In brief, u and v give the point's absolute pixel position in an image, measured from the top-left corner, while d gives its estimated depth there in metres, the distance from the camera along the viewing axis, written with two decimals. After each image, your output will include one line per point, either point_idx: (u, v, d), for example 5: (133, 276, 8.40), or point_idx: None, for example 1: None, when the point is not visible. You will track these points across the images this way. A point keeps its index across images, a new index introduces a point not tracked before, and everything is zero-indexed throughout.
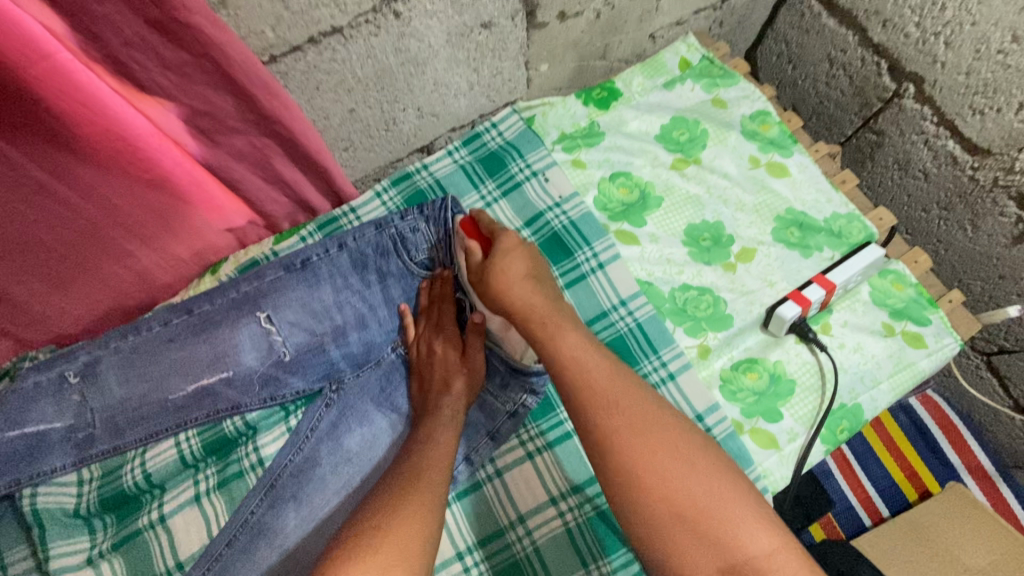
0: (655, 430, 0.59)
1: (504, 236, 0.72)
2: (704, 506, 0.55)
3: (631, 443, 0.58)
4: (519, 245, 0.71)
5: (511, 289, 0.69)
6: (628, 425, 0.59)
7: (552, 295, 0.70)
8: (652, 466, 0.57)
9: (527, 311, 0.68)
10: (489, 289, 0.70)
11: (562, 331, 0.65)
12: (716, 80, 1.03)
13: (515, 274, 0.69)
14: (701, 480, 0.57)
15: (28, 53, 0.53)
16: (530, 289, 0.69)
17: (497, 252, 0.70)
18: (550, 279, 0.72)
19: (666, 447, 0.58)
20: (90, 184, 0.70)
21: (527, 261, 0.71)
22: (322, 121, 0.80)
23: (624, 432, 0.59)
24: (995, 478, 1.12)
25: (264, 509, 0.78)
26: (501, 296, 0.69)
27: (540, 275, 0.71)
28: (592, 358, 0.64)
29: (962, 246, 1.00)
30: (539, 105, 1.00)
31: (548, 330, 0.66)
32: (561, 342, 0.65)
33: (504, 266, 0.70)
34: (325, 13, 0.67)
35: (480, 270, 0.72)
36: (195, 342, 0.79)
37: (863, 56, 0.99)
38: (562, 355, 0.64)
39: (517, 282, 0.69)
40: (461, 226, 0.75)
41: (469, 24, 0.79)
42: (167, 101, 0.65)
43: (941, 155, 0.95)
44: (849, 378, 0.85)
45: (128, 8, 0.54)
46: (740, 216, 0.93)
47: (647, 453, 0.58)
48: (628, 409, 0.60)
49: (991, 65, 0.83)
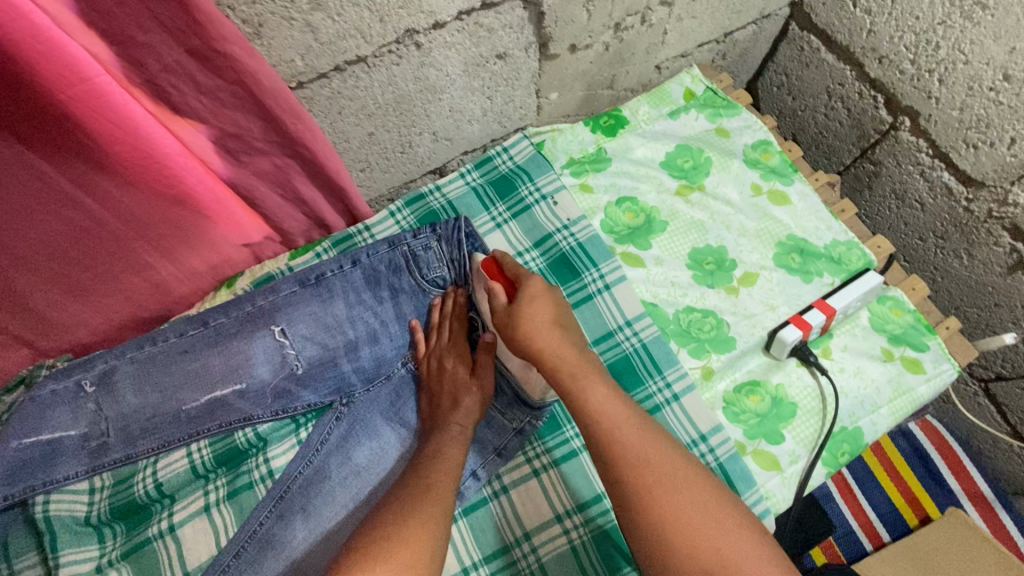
0: (682, 487, 0.61)
1: (530, 282, 0.74)
2: (732, 564, 0.57)
3: (660, 499, 0.60)
4: (545, 292, 0.74)
5: (538, 336, 0.71)
6: (657, 482, 0.61)
7: (578, 344, 0.72)
8: (674, 514, 0.59)
9: (553, 360, 0.69)
10: (516, 333, 0.72)
11: (588, 381, 0.68)
12: (719, 110, 1.07)
13: (542, 321, 0.71)
14: (728, 537, 0.58)
15: (70, 76, 0.56)
16: (557, 337, 0.71)
17: (524, 298, 0.73)
18: (573, 326, 0.75)
19: (694, 503, 0.60)
20: (117, 198, 0.72)
21: (552, 307, 0.73)
22: (342, 144, 0.84)
23: (653, 487, 0.61)
24: (994, 505, 1.13)
25: (273, 520, 0.79)
26: (527, 341, 0.71)
27: (566, 323, 0.73)
28: (619, 411, 0.66)
29: (960, 275, 1.03)
30: (548, 131, 1.03)
31: (575, 379, 0.68)
32: (590, 394, 0.67)
33: (530, 312, 0.72)
34: (351, 44, 0.70)
35: (506, 314, 0.73)
36: (210, 354, 0.81)
37: (860, 90, 1.03)
38: (590, 405, 0.66)
39: (542, 330, 0.71)
40: (485, 269, 0.79)
41: (484, 55, 0.83)
42: (199, 123, 0.68)
43: (936, 186, 0.99)
44: (850, 402, 0.86)
45: (170, 38, 0.58)
46: (742, 241, 0.96)
47: (675, 508, 0.60)
48: (657, 465, 0.62)
49: (984, 101, 0.86)
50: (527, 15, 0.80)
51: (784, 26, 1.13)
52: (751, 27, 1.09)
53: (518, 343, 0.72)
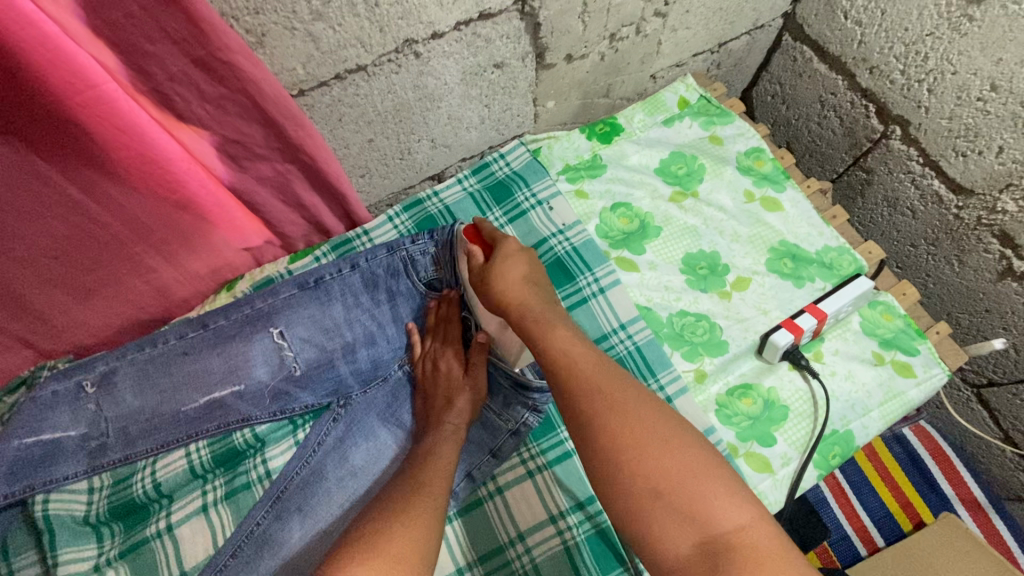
0: (641, 419, 0.62)
1: (504, 241, 0.77)
2: (678, 480, 0.58)
3: (610, 423, 0.62)
4: (518, 252, 0.76)
5: (507, 289, 0.73)
6: (609, 408, 0.63)
7: (546, 297, 0.74)
8: (631, 445, 0.60)
9: (521, 310, 0.72)
10: (486, 286, 0.74)
11: (551, 327, 0.70)
12: (713, 118, 1.08)
13: (512, 275, 0.74)
14: (676, 456, 0.59)
15: (78, 83, 0.58)
16: (525, 290, 0.73)
17: (497, 256, 0.75)
18: (546, 285, 0.77)
19: (643, 426, 0.61)
20: (120, 202, 0.74)
21: (524, 265, 0.75)
22: (342, 150, 0.86)
23: (612, 421, 0.62)
24: (988, 510, 1.13)
25: (270, 520, 0.80)
26: (497, 294, 0.73)
27: (536, 279, 0.75)
28: (578, 349, 0.68)
29: (951, 282, 1.05)
30: (545, 139, 1.06)
31: (539, 326, 0.70)
32: (551, 335, 0.69)
33: (502, 268, 0.74)
34: (352, 53, 0.72)
35: (480, 272, 0.76)
36: (209, 355, 0.82)
37: (852, 99, 1.05)
38: (551, 347, 0.68)
39: (513, 284, 0.73)
40: (463, 232, 0.80)
41: (482, 64, 0.84)
42: (202, 129, 0.70)
43: (927, 193, 1.00)
44: (841, 405, 0.87)
45: (176, 48, 0.59)
46: (735, 247, 0.98)
47: (625, 431, 0.61)
48: (610, 393, 0.64)
49: (971, 111, 0.88)
50: (524, 26, 0.82)
51: (777, 37, 1.15)
52: (744, 37, 1.11)
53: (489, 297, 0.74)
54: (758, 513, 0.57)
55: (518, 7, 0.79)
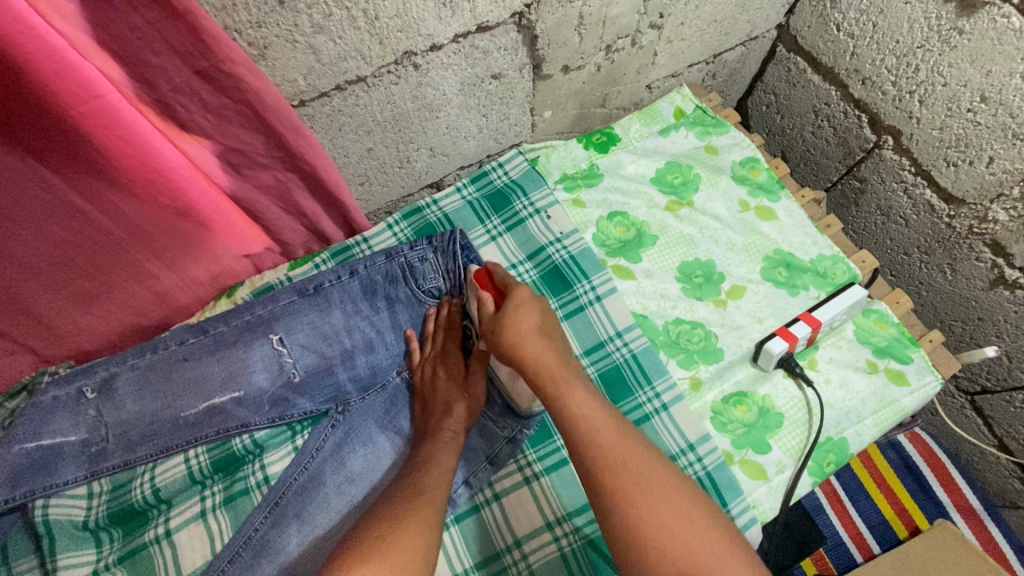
0: (664, 495, 0.63)
1: (517, 290, 0.76)
2: (704, 562, 0.59)
3: (636, 502, 0.62)
4: (531, 301, 0.75)
5: (523, 344, 0.71)
6: (633, 485, 0.63)
7: (561, 351, 0.73)
8: (658, 524, 0.61)
9: (538, 366, 0.70)
10: (500, 338, 0.73)
11: (569, 388, 0.69)
12: (708, 128, 1.10)
13: (526, 328, 0.72)
14: (701, 537, 0.61)
15: (82, 93, 0.59)
16: (541, 344, 0.72)
17: (511, 306, 0.74)
18: (558, 333, 0.76)
19: (671, 506, 0.62)
20: (122, 210, 0.75)
21: (537, 315, 0.74)
22: (342, 159, 0.87)
23: (635, 496, 0.63)
24: (983, 517, 1.14)
25: (268, 526, 0.80)
26: (512, 348, 0.72)
27: (550, 330, 0.74)
28: (599, 417, 0.68)
29: (944, 290, 1.06)
30: (542, 148, 1.07)
31: (557, 385, 0.69)
32: (571, 399, 0.68)
33: (516, 321, 0.73)
34: (352, 64, 0.74)
35: (494, 321, 0.74)
36: (209, 361, 0.83)
37: (845, 109, 1.07)
38: (571, 412, 0.68)
39: (528, 337, 0.72)
40: (477, 278, 0.80)
41: (480, 75, 0.86)
42: (204, 139, 0.71)
43: (919, 203, 1.02)
44: (835, 413, 0.88)
45: (180, 60, 0.61)
46: (731, 255, 0.99)
47: (650, 510, 0.62)
48: (635, 468, 0.64)
49: (962, 122, 0.89)
50: (521, 38, 0.84)
51: (772, 48, 1.17)
52: (739, 48, 1.12)
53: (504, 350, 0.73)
54: None
55: (515, 20, 0.81)
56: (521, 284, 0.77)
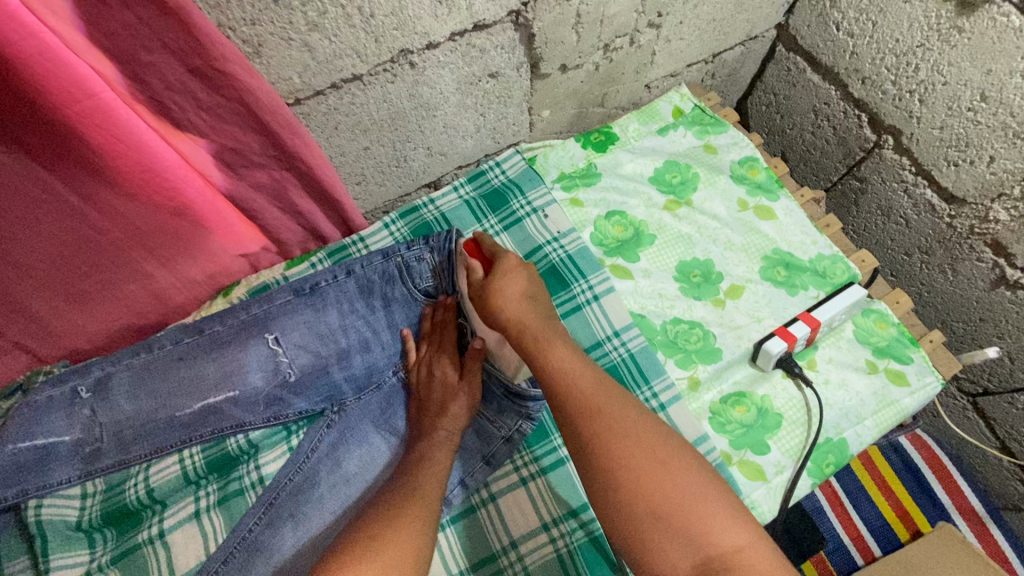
0: (638, 439, 0.62)
1: (504, 256, 0.76)
2: (678, 503, 0.58)
3: (611, 445, 0.62)
4: (517, 267, 0.75)
5: (506, 306, 0.72)
6: (608, 429, 0.63)
7: (545, 313, 0.73)
8: (630, 467, 0.60)
9: (520, 327, 0.71)
10: (486, 303, 0.74)
11: (550, 344, 0.69)
12: (707, 127, 1.10)
13: (512, 293, 0.73)
14: (676, 479, 0.60)
15: (76, 92, 0.58)
16: (525, 307, 0.72)
17: (497, 272, 0.74)
18: (546, 299, 0.76)
19: (645, 449, 0.61)
20: (117, 208, 0.74)
21: (525, 282, 0.74)
22: (338, 157, 0.87)
23: (608, 440, 0.62)
24: (986, 520, 1.12)
25: (262, 527, 0.80)
26: (495, 311, 0.73)
27: (536, 295, 0.75)
28: (578, 368, 0.68)
29: (945, 290, 1.05)
30: (540, 147, 1.07)
31: (538, 342, 0.70)
32: (551, 353, 0.69)
33: (501, 286, 0.73)
34: (348, 63, 0.73)
35: (480, 287, 0.75)
36: (204, 361, 0.83)
37: (845, 108, 1.06)
38: (549, 364, 0.68)
39: (511, 301, 0.73)
40: (465, 246, 0.79)
41: (477, 74, 0.86)
42: (199, 138, 0.71)
43: (919, 203, 1.01)
44: (835, 413, 0.87)
45: (173, 58, 0.60)
46: (729, 255, 0.98)
47: (625, 453, 0.61)
48: (611, 413, 0.64)
49: (962, 121, 0.89)
50: (518, 37, 0.83)
51: (771, 47, 1.16)
52: (738, 48, 1.12)
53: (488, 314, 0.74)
54: (755, 534, 0.57)
55: (512, 18, 0.80)
56: (508, 251, 0.78)
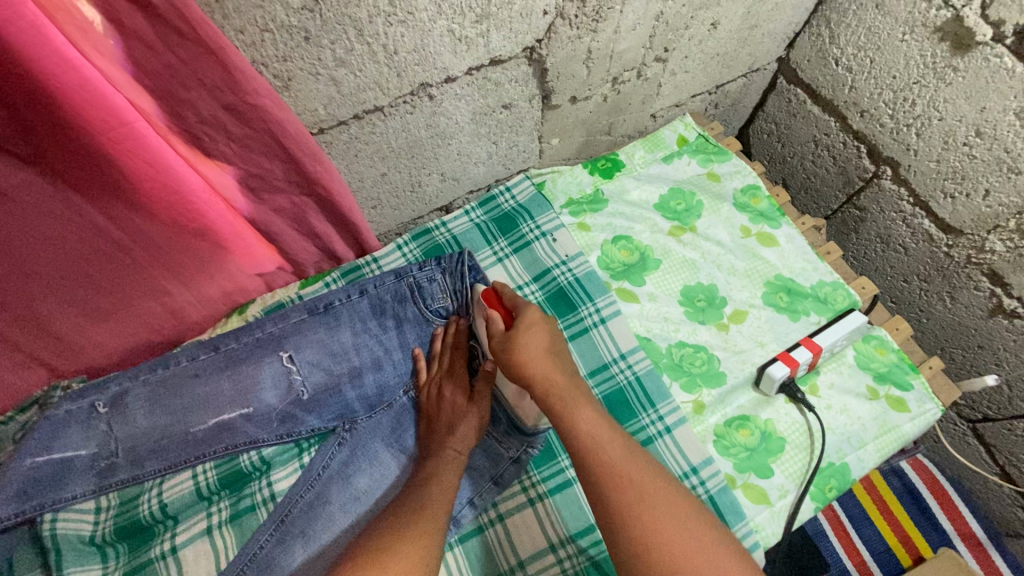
0: (663, 506, 0.64)
1: (527, 310, 0.78)
2: None
3: (641, 517, 0.63)
4: (541, 321, 0.77)
5: (532, 364, 0.73)
6: (638, 498, 0.65)
7: (569, 371, 0.75)
8: (662, 538, 0.62)
9: (546, 385, 0.72)
10: (511, 359, 0.74)
11: (577, 407, 0.71)
12: (711, 156, 1.13)
13: (536, 349, 0.74)
14: (705, 555, 0.62)
15: (111, 121, 0.61)
16: (550, 365, 0.73)
17: (522, 325, 0.76)
18: (568, 354, 0.78)
19: (672, 516, 0.64)
20: (142, 229, 0.77)
21: (547, 337, 0.76)
22: (357, 183, 0.90)
23: (634, 505, 0.64)
24: (987, 546, 1.14)
25: (273, 544, 0.81)
26: (520, 369, 0.73)
27: (559, 351, 0.76)
28: (607, 436, 0.69)
29: (943, 317, 1.08)
30: (549, 173, 1.09)
31: (565, 404, 0.71)
32: (577, 417, 0.70)
33: (526, 340, 0.75)
34: (370, 95, 0.77)
35: (503, 342, 0.76)
36: (220, 378, 0.84)
37: (844, 140, 1.09)
38: (577, 428, 0.69)
39: (537, 357, 0.74)
40: (484, 296, 0.82)
41: (491, 105, 0.89)
42: (226, 165, 0.73)
43: (918, 232, 1.04)
44: (837, 438, 0.89)
45: (208, 94, 0.63)
46: (733, 280, 1.01)
47: (653, 523, 0.63)
48: (640, 484, 0.66)
49: (958, 155, 0.92)
50: (532, 71, 0.87)
51: (772, 79, 1.20)
52: (741, 79, 1.16)
53: (512, 370, 0.75)
54: None
55: (526, 54, 0.84)
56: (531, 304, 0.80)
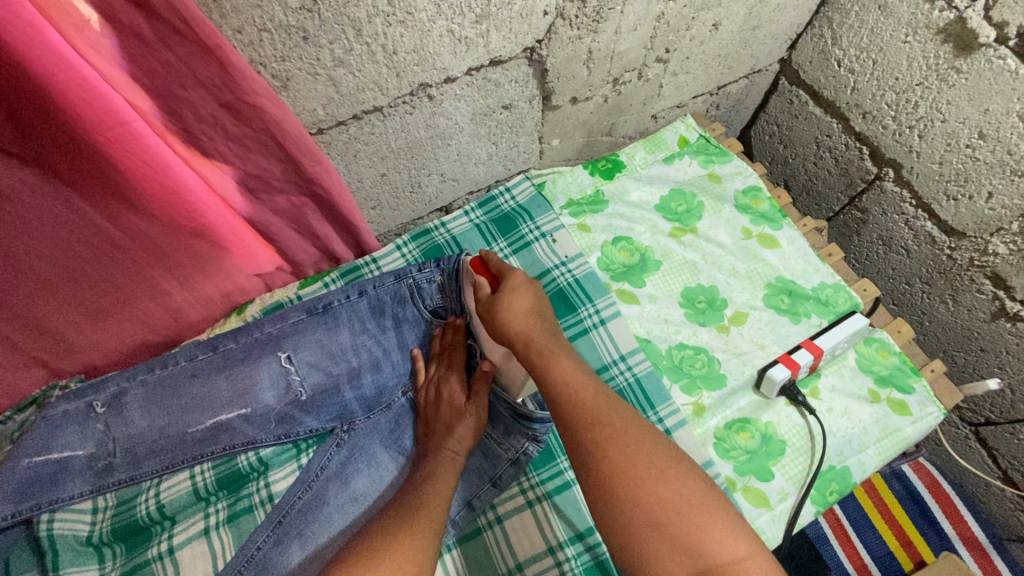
0: (634, 444, 0.63)
1: (511, 274, 0.76)
2: (679, 515, 0.59)
3: (615, 457, 0.62)
4: (525, 284, 0.76)
5: (512, 320, 0.74)
6: (611, 439, 0.64)
7: (552, 330, 0.74)
8: (631, 474, 0.61)
9: (525, 339, 0.72)
10: (492, 315, 0.75)
11: (556, 360, 0.70)
12: (712, 157, 1.12)
13: (519, 309, 0.73)
14: (675, 490, 0.60)
15: (109, 121, 0.61)
16: (530, 320, 0.74)
17: (505, 289, 0.75)
18: (550, 313, 0.77)
19: (642, 453, 0.63)
20: (141, 229, 0.77)
21: (530, 298, 0.75)
22: (356, 183, 0.90)
23: (604, 443, 0.64)
24: (989, 550, 1.12)
25: (270, 545, 0.80)
26: (501, 326, 0.74)
27: (543, 311, 0.76)
28: (581, 381, 0.69)
29: (945, 320, 1.07)
30: (549, 173, 1.09)
31: (545, 358, 0.70)
32: (554, 366, 0.69)
33: (509, 300, 0.74)
34: (370, 96, 0.77)
35: (489, 304, 0.75)
36: (218, 378, 0.84)
37: (846, 141, 1.09)
38: (555, 378, 0.69)
39: (520, 316, 0.73)
40: (472, 264, 0.80)
41: (491, 105, 0.89)
42: (225, 166, 0.73)
43: (920, 234, 1.04)
44: (838, 441, 0.88)
45: (206, 93, 0.63)
46: (734, 282, 1.00)
47: (622, 460, 0.62)
48: (612, 426, 0.65)
49: (961, 157, 0.91)
50: (532, 71, 0.87)
51: (774, 80, 1.20)
52: (742, 81, 1.15)
53: (493, 328, 0.75)
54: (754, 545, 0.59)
55: (526, 55, 0.83)
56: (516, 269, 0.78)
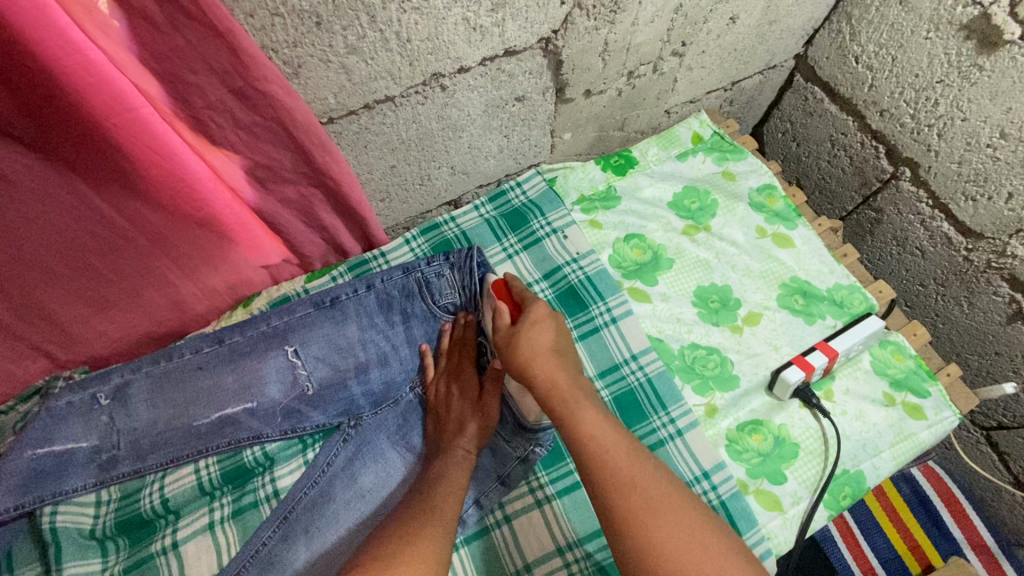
0: (668, 508, 0.62)
1: (533, 306, 0.76)
2: None
3: (646, 522, 0.61)
4: (547, 319, 0.75)
5: (536, 362, 0.72)
6: (643, 506, 0.62)
7: (573, 371, 0.73)
8: (670, 547, 0.60)
9: (550, 384, 0.70)
10: (516, 356, 0.73)
11: (580, 406, 0.68)
12: (726, 154, 1.11)
13: (541, 348, 0.73)
14: (711, 561, 0.59)
15: (117, 107, 0.59)
16: (554, 363, 0.71)
17: (527, 323, 0.74)
18: (572, 351, 0.75)
19: (677, 521, 0.61)
20: (146, 218, 0.75)
21: (552, 334, 0.74)
22: (366, 175, 0.89)
23: (639, 511, 0.62)
24: (998, 556, 1.11)
25: (276, 540, 0.80)
26: (523, 366, 0.72)
27: (564, 349, 0.74)
28: (610, 438, 0.67)
29: (961, 322, 1.06)
30: (561, 168, 1.08)
31: (569, 404, 0.69)
32: (581, 419, 0.67)
33: (531, 337, 0.73)
34: (381, 84, 0.75)
35: (508, 337, 0.74)
36: (223, 371, 0.83)
37: (862, 140, 1.07)
38: (580, 429, 0.67)
39: (542, 354, 0.72)
40: (495, 289, 0.81)
41: (505, 97, 0.87)
42: (234, 154, 0.72)
43: (936, 235, 1.02)
44: (852, 445, 0.87)
45: (216, 79, 0.61)
46: (747, 281, 0.99)
47: (656, 529, 0.61)
48: (645, 491, 0.63)
49: (981, 157, 0.90)
50: (547, 62, 0.85)
51: (789, 76, 1.17)
52: (757, 76, 1.13)
53: (515, 367, 0.73)
54: None
55: (542, 45, 0.81)
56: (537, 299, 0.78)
